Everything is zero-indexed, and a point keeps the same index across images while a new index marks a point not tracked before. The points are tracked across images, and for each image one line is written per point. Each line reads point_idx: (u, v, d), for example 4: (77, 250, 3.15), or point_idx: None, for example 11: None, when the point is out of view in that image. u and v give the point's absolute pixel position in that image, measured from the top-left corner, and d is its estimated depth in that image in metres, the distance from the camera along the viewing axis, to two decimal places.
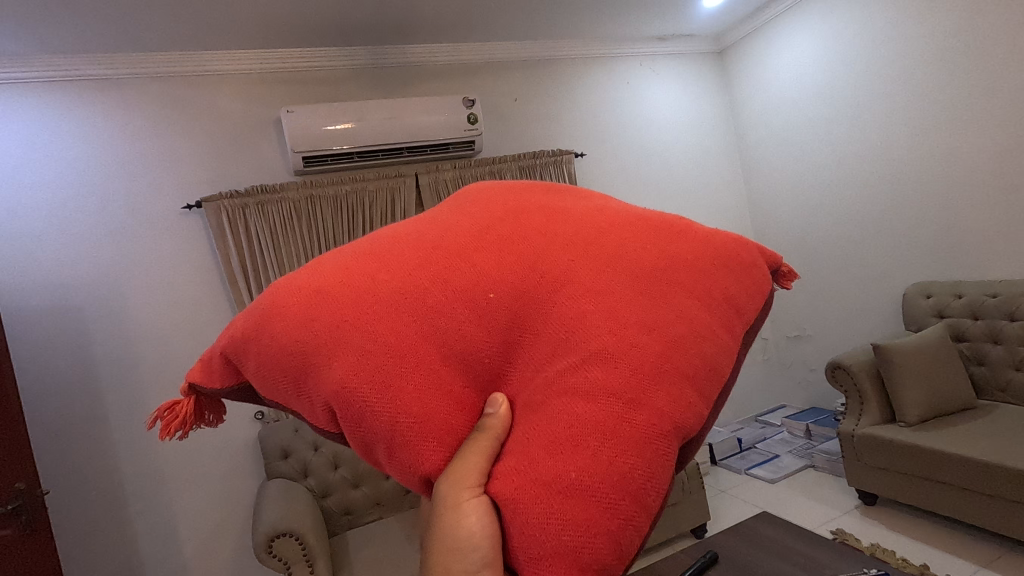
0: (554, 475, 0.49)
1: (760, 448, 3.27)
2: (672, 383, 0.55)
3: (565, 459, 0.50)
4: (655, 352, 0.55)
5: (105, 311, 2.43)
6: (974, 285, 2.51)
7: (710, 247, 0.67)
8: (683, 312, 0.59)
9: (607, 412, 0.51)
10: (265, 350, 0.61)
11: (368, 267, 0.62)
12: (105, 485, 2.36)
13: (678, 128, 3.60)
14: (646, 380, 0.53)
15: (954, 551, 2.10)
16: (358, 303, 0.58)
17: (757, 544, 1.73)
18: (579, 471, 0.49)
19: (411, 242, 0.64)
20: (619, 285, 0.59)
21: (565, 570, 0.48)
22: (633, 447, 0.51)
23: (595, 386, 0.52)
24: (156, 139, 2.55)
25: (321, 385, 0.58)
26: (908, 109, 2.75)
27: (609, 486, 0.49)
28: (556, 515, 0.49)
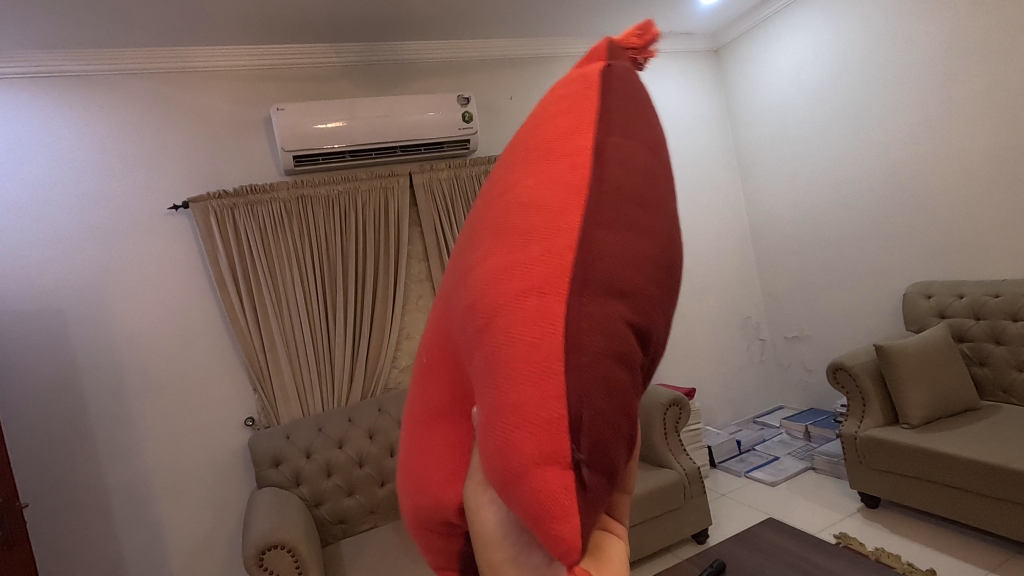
0: (482, 425, 0.44)
1: (759, 450, 3.24)
2: (531, 249, 0.45)
3: (481, 406, 0.45)
4: (505, 243, 0.47)
5: (87, 314, 2.35)
6: (976, 285, 2.48)
7: (542, 105, 0.56)
8: (529, 178, 0.49)
9: (486, 340, 0.44)
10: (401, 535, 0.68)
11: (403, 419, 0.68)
12: (88, 496, 2.28)
13: (674, 128, 3.56)
14: (503, 271, 0.45)
15: (960, 555, 2.06)
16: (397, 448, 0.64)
17: (763, 553, 1.68)
18: (491, 422, 0.43)
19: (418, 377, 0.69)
20: (478, 223, 0.52)
21: (532, 477, 0.41)
22: (521, 372, 0.42)
23: (471, 336, 0.46)
24: (141, 137, 2.48)
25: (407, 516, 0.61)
26: (908, 108, 2.73)
27: (520, 391, 0.42)
28: (495, 444, 0.42)
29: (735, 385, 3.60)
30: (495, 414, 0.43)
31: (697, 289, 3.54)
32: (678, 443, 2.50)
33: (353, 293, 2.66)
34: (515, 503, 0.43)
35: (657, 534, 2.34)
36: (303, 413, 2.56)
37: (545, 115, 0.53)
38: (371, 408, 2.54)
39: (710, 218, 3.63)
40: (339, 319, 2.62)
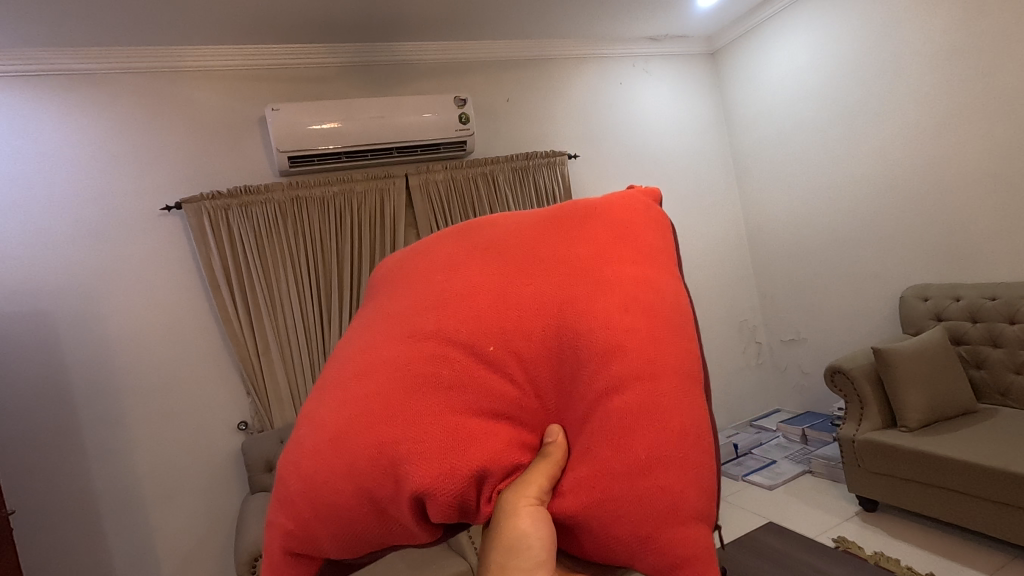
0: (629, 464, 0.56)
1: (757, 454, 3.22)
2: (670, 341, 0.62)
3: (627, 451, 0.57)
4: (641, 324, 0.61)
5: (77, 316, 2.31)
6: (972, 288, 2.49)
7: (617, 210, 0.72)
8: (644, 278, 0.65)
9: (639, 395, 0.58)
10: (332, 518, 0.61)
11: (360, 390, 0.62)
12: (77, 501, 2.24)
13: (670, 130, 3.56)
14: (652, 351, 0.60)
15: (958, 558, 2.06)
16: (376, 427, 0.59)
17: (763, 557, 1.67)
18: (644, 469, 0.56)
19: (375, 348, 0.65)
20: (579, 282, 0.64)
21: (670, 522, 0.56)
22: (670, 435, 0.57)
23: (615, 383, 0.58)
24: (132, 136, 2.44)
25: (401, 504, 0.58)
26: (904, 110, 2.73)
27: (670, 449, 0.57)
28: (643, 490, 0.56)
29: (732, 388, 3.59)
30: (655, 440, 0.57)
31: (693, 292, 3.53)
32: None
33: (349, 296, 2.63)
34: (649, 510, 0.56)
35: None
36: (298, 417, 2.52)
37: (624, 222, 0.71)
38: None
39: (707, 221, 3.62)
40: (334, 321, 2.59)
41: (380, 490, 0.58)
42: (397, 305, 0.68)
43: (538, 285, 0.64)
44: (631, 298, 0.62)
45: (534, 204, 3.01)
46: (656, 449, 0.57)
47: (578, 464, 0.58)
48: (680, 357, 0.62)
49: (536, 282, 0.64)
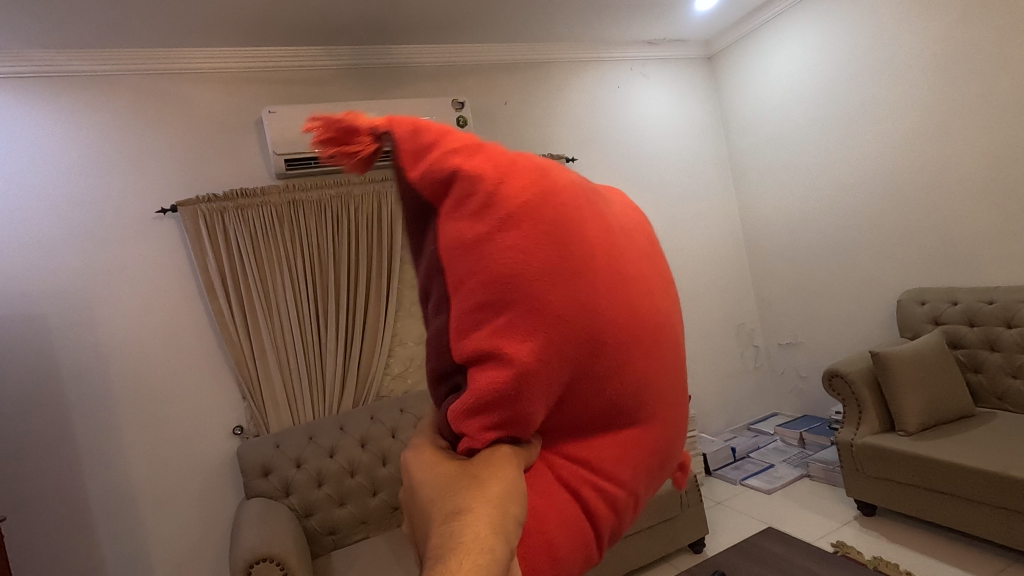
0: (551, 542, 0.55)
1: (754, 458, 3.22)
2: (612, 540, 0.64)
3: (560, 536, 0.56)
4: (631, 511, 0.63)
5: (70, 319, 2.28)
6: (969, 292, 2.49)
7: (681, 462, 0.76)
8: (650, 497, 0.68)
9: (588, 527, 0.58)
10: (488, 248, 0.54)
11: (603, 274, 0.57)
12: (69, 507, 2.21)
13: (668, 134, 3.56)
14: (616, 525, 0.62)
15: (958, 563, 2.05)
16: (566, 305, 0.54)
17: (763, 562, 1.66)
18: (552, 554, 0.55)
19: (635, 284, 0.61)
20: (664, 438, 0.64)
21: None
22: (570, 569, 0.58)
23: (597, 508, 0.58)
24: (127, 139, 2.42)
25: (490, 340, 0.54)
26: (901, 115, 2.74)
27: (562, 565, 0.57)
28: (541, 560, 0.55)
29: (730, 392, 3.58)
30: (574, 554, 0.58)
31: (691, 296, 3.53)
32: None
33: (346, 299, 2.61)
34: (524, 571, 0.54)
35: (653, 543, 2.31)
36: (294, 421, 2.50)
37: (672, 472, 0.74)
38: (363, 417, 2.49)
39: (705, 225, 3.62)
40: (330, 325, 2.57)
41: (512, 325, 0.54)
42: (655, 286, 0.65)
43: (665, 418, 0.64)
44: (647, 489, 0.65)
45: None
46: (568, 545, 0.57)
47: (541, 482, 0.58)
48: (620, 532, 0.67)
49: (666, 413, 0.64)
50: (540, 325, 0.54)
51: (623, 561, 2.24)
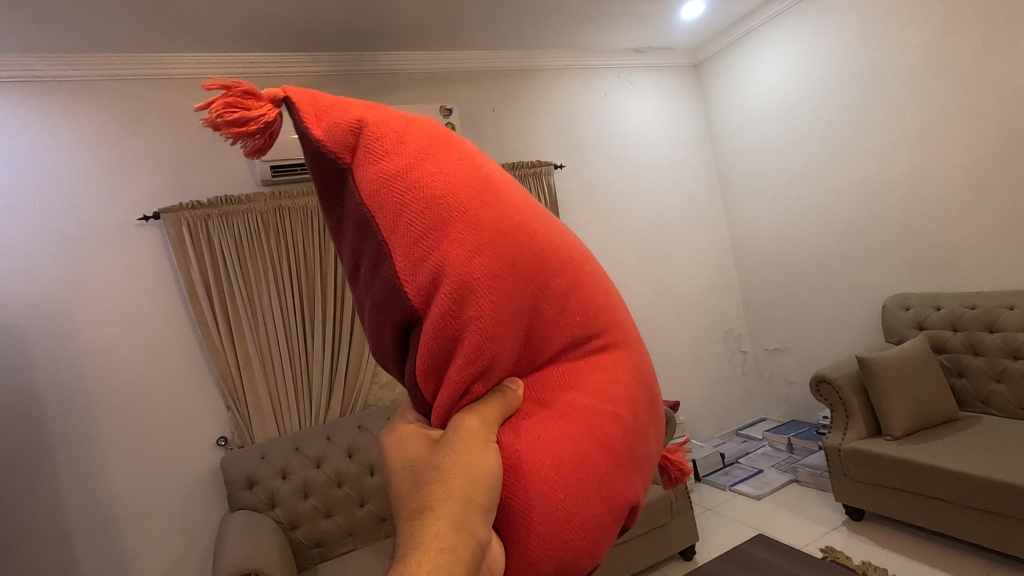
0: (547, 493, 0.53)
1: (743, 463, 3.23)
2: (621, 482, 0.57)
3: (556, 480, 0.53)
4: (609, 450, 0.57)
5: (48, 330, 2.23)
6: (953, 297, 2.52)
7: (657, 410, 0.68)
8: (633, 431, 0.60)
9: (582, 486, 0.54)
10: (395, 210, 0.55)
11: (497, 214, 0.57)
12: (43, 522, 2.14)
13: (655, 140, 3.58)
14: (599, 472, 0.55)
15: (945, 566, 2.06)
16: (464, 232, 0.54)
17: (751, 568, 1.64)
18: (555, 510, 0.53)
19: (525, 214, 0.60)
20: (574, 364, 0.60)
21: (547, 560, 0.53)
22: (574, 527, 0.53)
23: (562, 449, 0.55)
24: (109, 145, 2.38)
25: (414, 274, 0.54)
26: (883, 123, 2.79)
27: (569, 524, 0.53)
28: (552, 535, 0.53)
29: (718, 397, 3.60)
30: (562, 509, 0.53)
31: (679, 302, 3.55)
32: None
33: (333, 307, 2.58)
34: (546, 542, 0.52)
35: (644, 551, 2.30)
36: (280, 432, 2.47)
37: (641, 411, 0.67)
38: (351, 426, 2.45)
39: (692, 231, 3.64)
40: (317, 335, 2.54)
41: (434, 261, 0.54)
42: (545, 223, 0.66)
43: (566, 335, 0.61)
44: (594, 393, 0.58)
45: None
46: (580, 508, 0.54)
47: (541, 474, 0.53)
48: (635, 471, 0.60)
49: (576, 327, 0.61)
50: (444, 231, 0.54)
51: (613, 570, 2.23)
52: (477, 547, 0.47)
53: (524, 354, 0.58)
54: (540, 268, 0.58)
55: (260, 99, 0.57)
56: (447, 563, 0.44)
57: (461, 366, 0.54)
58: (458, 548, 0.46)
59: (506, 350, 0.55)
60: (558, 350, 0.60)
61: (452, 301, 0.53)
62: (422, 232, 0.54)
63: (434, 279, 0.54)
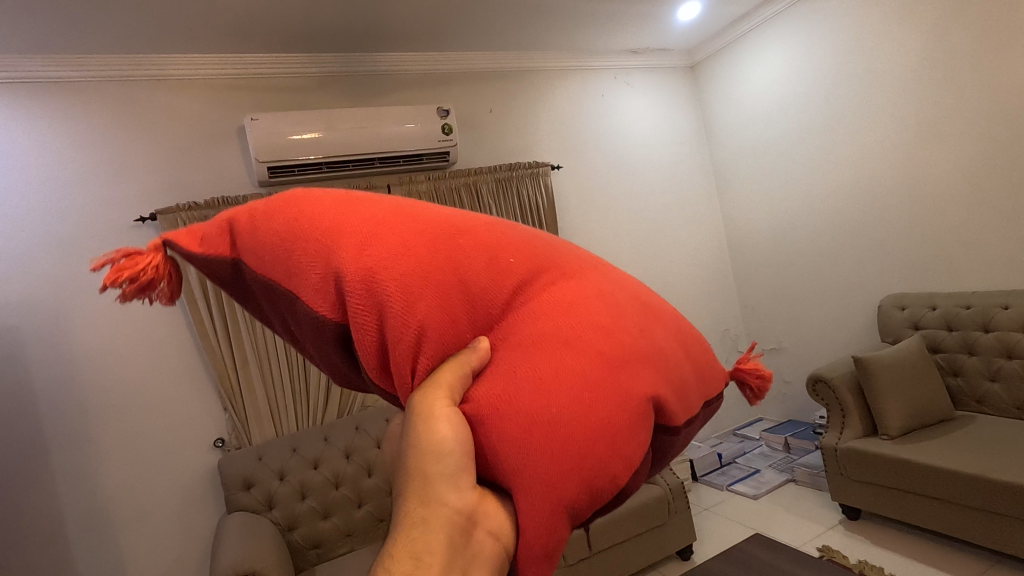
0: (536, 410, 0.53)
1: (741, 463, 3.24)
2: (620, 379, 0.57)
3: (544, 398, 0.53)
4: (588, 354, 0.57)
5: (44, 331, 2.22)
6: (948, 298, 2.53)
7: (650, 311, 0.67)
8: (613, 331, 0.60)
9: (573, 396, 0.54)
10: (286, 260, 0.61)
11: (372, 219, 0.61)
12: (39, 524, 2.13)
13: (652, 140, 3.59)
14: (584, 375, 0.55)
15: (941, 565, 2.07)
16: (348, 243, 0.58)
17: (749, 567, 1.65)
18: (553, 425, 0.52)
19: (405, 209, 0.64)
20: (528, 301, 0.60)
21: (569, 475, 0.52)
22: (578, 435, 0.53)
23: (535, 367, 0.55)
24: (105, 146, 2.38)
25: (322, 293, 0.58)
26: (879, 123, 2.80)
27: (575, 433, 0.53)
28: (559, 450, 0.52)
29: None
30: (558, 423, 0.53)
31: (676, 302, 3.55)
32: None
33: None
34: (556, 457, 0.52)
35: (641, 551, 2.30)
36: (277, 433, 2.46)
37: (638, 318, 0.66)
38: (349, 427, 2.45)
39: (689, 232, 3.65)
40: None
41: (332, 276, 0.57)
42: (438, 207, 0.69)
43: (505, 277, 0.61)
44: (549, 312, 0.59)
45: (517, 215, 3.01)
46: (578, 413, 0.53)
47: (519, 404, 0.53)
48: (638, 363, 0.59)
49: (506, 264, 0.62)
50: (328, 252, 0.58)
51: (610, 570, 2.23)
52: (452, 516, 0.48)
53: (469, 317, 0.58)
54: (429, 237, 0.60)
55: (144, 254, 0.65)
56: (424, 544, 0.46)
57: (394, 344, 0.55)
58: (432, 524, 0.47)
59: (436, 312, 0.56)
60: (507, 296, 0.60)
61: (358, 296, 0.55)
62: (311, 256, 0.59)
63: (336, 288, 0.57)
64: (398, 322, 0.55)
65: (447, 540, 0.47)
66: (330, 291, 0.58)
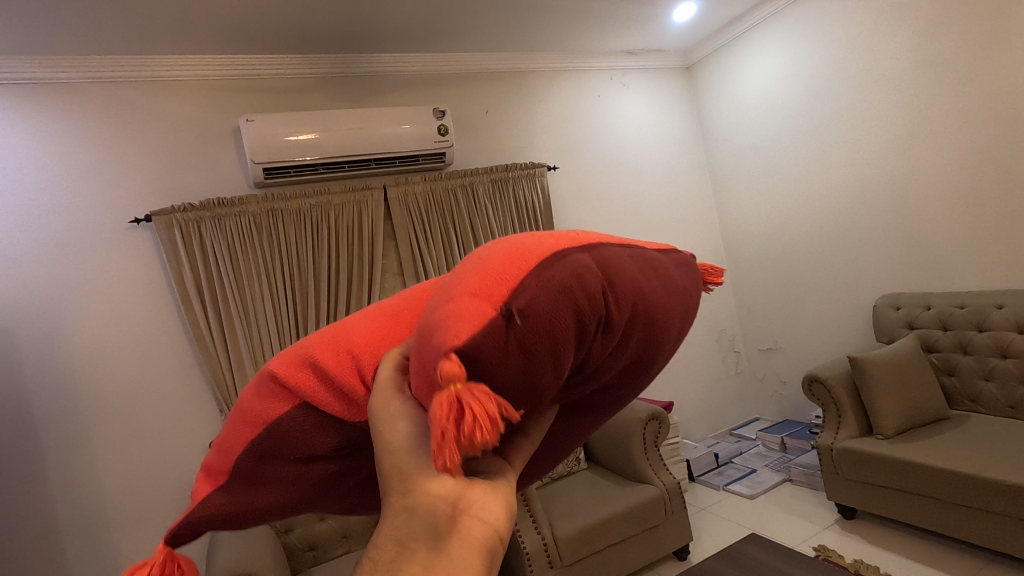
0: (441, 294, 0.53)
1: (737, 463, 3.25)
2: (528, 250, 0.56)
3: (452, 285, 0.54)
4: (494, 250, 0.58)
5: (38, 332, 2.21)
6: (943, 297, 2.54)
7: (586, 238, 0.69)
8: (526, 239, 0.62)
9: (478, 271, 0.54)
10: (245, 420, 0.62)
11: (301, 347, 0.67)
12: (33, 526, 2.13)
13: (648, 141, 3.60)
14: (487, 259, 0.56)
15: (937, 564, 2.07)
16: (286, 358, 0.64)
17: (745, 567, 1.65)
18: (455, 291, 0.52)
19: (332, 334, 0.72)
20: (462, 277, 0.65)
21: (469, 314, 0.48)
22: (479, 285, 0.51)
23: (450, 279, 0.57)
24: (99, 147, 2.37)
25: (280, 400, 0.60)
26: (873, 124, 2.81)
27: (475, 285, 0.51)
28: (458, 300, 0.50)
29: (712, 397, 3.61)
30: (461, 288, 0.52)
31: None
32: (659, 459, 2.50)
33: (326, 310, 2.57)
34: (455, 303, 0.49)
35: (638, 551, 2.31)
36: None
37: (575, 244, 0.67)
38: None
39: (685, 233, 3.66)
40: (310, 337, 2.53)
41: (277, 384, 0.61)
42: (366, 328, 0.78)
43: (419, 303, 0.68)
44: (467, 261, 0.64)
45: (514, 215, 3.01)
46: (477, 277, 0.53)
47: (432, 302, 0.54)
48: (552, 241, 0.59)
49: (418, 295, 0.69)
50: (270, 375, 0.63)
51: (607, 570, 2.23)
52: (433, 505, 0.45)
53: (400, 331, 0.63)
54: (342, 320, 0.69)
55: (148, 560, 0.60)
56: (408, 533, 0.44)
57: (336, 373, 0.59)
58: (410, 514, 0.45)
59: (359, 334, 0.62)
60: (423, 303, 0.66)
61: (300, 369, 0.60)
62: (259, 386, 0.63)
63: (284, 384, 0.61)
64: (331, 358, 0.60)
65: (427, 530, 0.44)
66: (280, 390, 0.61)
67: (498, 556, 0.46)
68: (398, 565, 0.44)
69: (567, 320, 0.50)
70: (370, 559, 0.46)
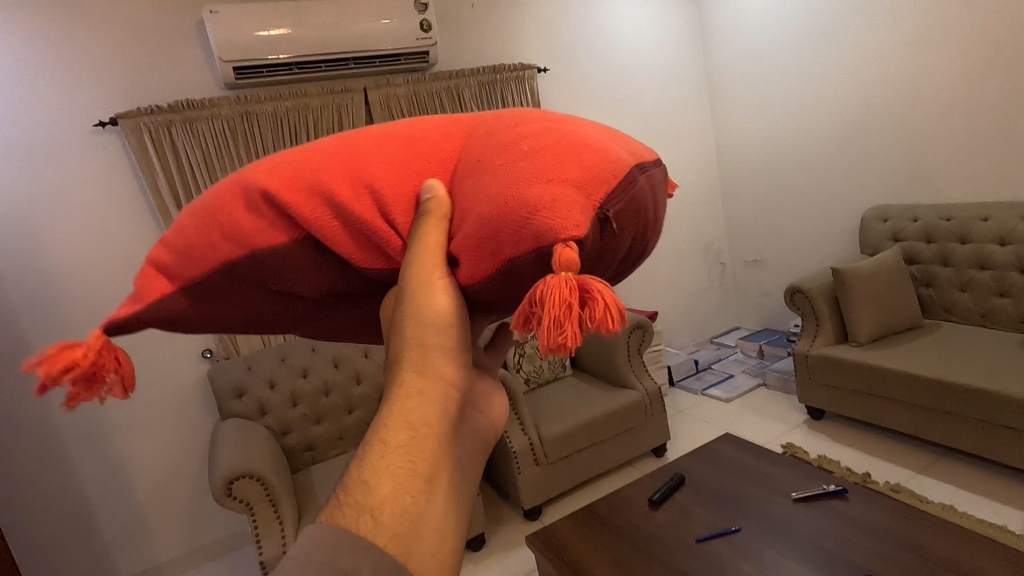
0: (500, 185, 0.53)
1: (716, 369, 3.39)
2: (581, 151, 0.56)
3: (513, 172, 0.53)
4: (553, 136, 0.56)
5: (9, 244, 2.14)
6: (931, 210, 2.54)
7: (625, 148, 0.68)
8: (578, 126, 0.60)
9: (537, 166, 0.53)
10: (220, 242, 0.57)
11: (295, 154, 0.60)
12: (35, 429, 2.19)
13: (644, 42, 3.38)
14: (549, 149, 0.55)
15: (892, 458, 2.25)
16: (285, 177, 0.57)
17: (716, 462, 1.75)
18: (515, 184, 0.53)
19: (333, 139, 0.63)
20: (504, 130, 0.60)
21: (535, 222, 0.50)
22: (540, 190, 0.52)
23: (504, 162, 0.55)
24: (48, 43, 2.16)
25: (279, 227, 0.56)
26: (882, 25, 2.65)
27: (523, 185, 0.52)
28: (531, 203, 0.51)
29: (696, 307, 3.70)
30: (521, 181, 0.52)
31: None
32: (641, 365, 2.59)
33: None
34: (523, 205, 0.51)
35: (618, 450, 2.45)
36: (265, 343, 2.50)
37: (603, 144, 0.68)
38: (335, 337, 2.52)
39: (678, 142, 3.55)
40: None
41: (279, 209, 0.56)
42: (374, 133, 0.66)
43: (448, 143, 0.62)
44: (515, 130, 0.58)
45: None
46: (537, 175, 0.53)
47: (487, 186, 0.54)
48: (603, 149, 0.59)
49: (444, 135, 0.63)
50: (268, 202, 0.56)
51: (589, 467, 2.39)
52: (452, 397, 0.53)
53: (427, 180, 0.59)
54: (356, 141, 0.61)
55: (88, 362, 0.55)
56: (422, 411, 0.51)
57: (360, 216, 0.56)
58: (427, 398, 0.52)
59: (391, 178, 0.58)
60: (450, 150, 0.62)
61: (313, 206, 0.55)
62: (248, 206, 0.57)
63: (285, 213, 0.56)
64: (340, 193, 0.56)
65: (441, 417, 0.52)
66: (279, 225, 0.56)
67: (486, 440, 0.58)
68: (414, 450, 0.49)
69: (618, 243, 0.57)
70: (380, 441, 0.50)
